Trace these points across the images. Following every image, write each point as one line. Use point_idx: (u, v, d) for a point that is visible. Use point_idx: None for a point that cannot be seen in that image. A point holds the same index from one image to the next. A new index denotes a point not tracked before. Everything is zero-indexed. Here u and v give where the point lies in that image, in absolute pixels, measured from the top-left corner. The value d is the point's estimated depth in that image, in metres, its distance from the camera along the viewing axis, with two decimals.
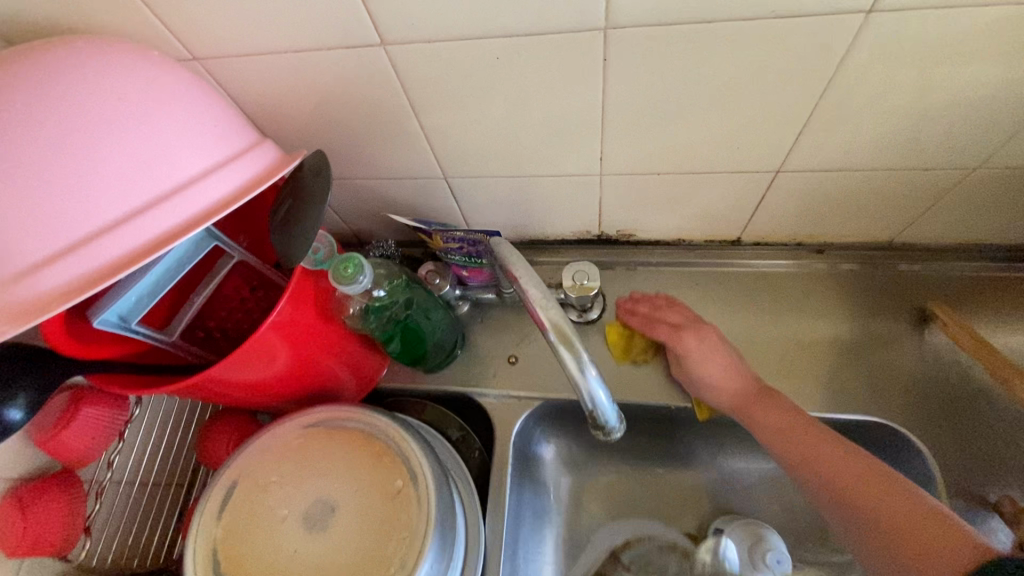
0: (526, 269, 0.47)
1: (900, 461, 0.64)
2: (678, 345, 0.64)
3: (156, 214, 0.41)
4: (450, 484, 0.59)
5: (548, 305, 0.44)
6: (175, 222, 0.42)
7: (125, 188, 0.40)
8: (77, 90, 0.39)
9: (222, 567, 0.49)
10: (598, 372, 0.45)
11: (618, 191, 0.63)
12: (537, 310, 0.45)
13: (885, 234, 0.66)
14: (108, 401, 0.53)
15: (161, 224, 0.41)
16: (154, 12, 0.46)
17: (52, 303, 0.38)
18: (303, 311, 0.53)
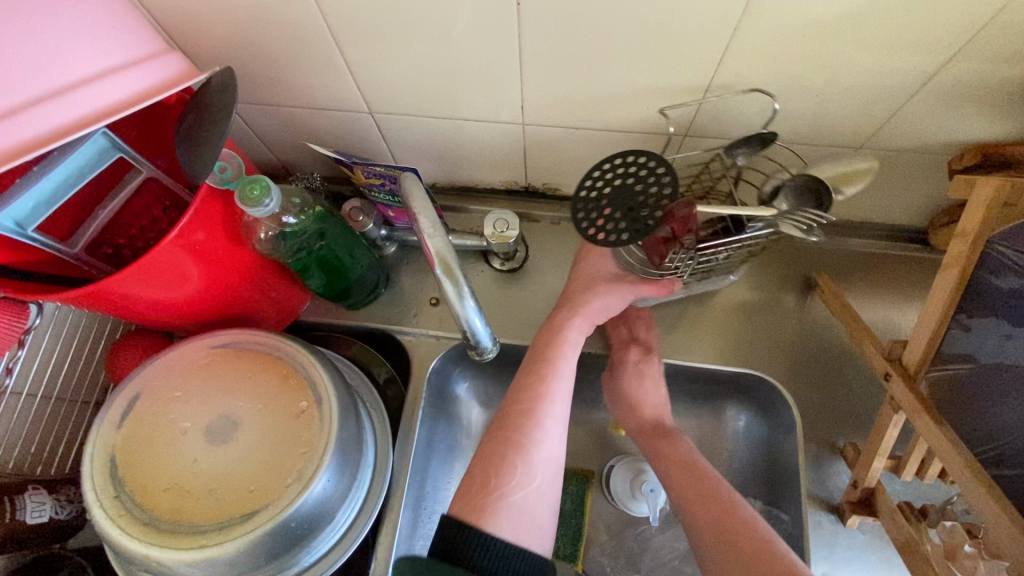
0: (423, 201, 0.48)
1: (772, 410, 0.72)
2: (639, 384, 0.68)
3: (43, 114, 0.40)
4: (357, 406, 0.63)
5: (435, 237, 0.47)
6: (70, 121, 0.42)
7: (5, 82, 0.39)
8: None
9: (120, 471, 0.50)
10: (475, 303, 0.50)
11: (541, 143, 0.65)
12: (425, 241, 0.47)
13: None
14: (5, 309, 0.52)
15: (53, 123, 0.41)
16: None
17: None
18: (210, 231, 0.53)
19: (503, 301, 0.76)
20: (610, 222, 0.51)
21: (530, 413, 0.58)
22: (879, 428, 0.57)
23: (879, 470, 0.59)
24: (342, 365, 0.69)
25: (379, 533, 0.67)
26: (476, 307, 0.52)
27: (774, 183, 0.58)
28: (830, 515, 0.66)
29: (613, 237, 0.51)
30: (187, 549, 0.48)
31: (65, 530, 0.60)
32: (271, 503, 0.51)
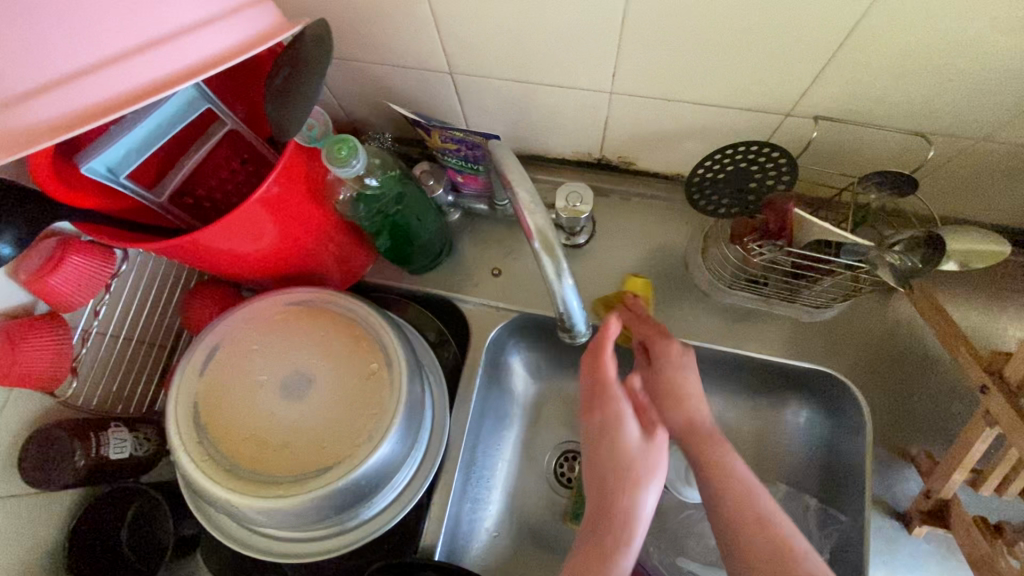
0: (519, 171, 0.46)
1: (837, 408, 0.70)
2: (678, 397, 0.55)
3: (149, 61, 0.40)
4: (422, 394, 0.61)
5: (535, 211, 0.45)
6: (172, 70, 0.41)
7: (113, 26, 0.38)
8: None
9: (203, 417, 0.52)
10: (574, 281, 0.48)
11: (624, 115, 0.62)
12: (526, 215, 0.45)
13: None
14: (94, 253, 0.54)
15: (157, 71, 0.40)
16: None
17: (45, 135, 0.38)
18: (292, 188, 0.53)
19: None
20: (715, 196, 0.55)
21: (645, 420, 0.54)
22: (965, 441, 0.55)
23: (957, 483, 0.57)
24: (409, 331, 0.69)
25: (432, 494, 0.68)
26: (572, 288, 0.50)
27: (915, 234, 0.52)
28: (894, 521, 0.64)
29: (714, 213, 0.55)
30: (267, 497, 0.50)
31: (143, 466, 0.63)
32: (343, 460, 0.52)
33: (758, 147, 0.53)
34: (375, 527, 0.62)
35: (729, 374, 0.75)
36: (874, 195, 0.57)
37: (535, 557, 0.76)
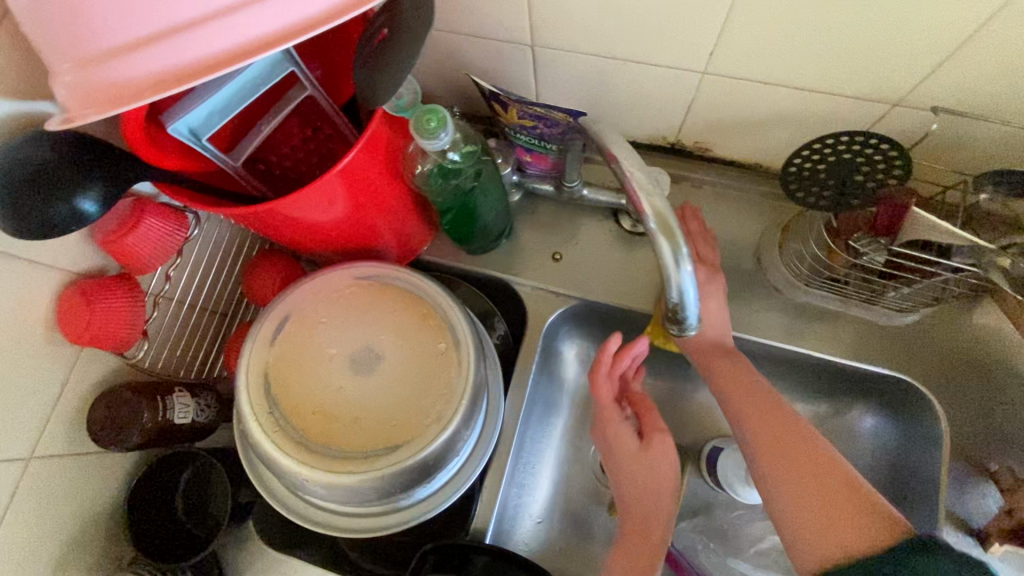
0: (631, 153, 0.45)
1: (908, 416, 0.68)
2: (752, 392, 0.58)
3: (260, 12, 0.36)
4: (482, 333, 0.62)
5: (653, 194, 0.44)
6: (287, 24, 0.36)
7: None
8: None
9: (273, 388, 0.52)
10: (693, 270, 0.46)
11: (713, 97, 0.59)
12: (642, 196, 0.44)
13: None
14: (169, 216, 0.53)
15: (270, 23, 0.36)
16: None
17: (146, 91, 0.36)
18: (372, 159, 0.51)
19: None
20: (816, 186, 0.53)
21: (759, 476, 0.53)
22: None
23: None
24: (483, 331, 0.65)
25: (484, 479, 0.67)
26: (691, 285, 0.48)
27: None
28: (967, 538, 0.62)
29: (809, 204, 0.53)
30: (336, 472, 0.50)
31: (203, 431, 0.63)
32: (412, 440, 0.51)
33: (874, 142, 0.49)
34: (429, 508, 0.61)
35: (793, 374, 0.72)
36: (977, 196, 0.54)
37: (580, 546, 0.76)
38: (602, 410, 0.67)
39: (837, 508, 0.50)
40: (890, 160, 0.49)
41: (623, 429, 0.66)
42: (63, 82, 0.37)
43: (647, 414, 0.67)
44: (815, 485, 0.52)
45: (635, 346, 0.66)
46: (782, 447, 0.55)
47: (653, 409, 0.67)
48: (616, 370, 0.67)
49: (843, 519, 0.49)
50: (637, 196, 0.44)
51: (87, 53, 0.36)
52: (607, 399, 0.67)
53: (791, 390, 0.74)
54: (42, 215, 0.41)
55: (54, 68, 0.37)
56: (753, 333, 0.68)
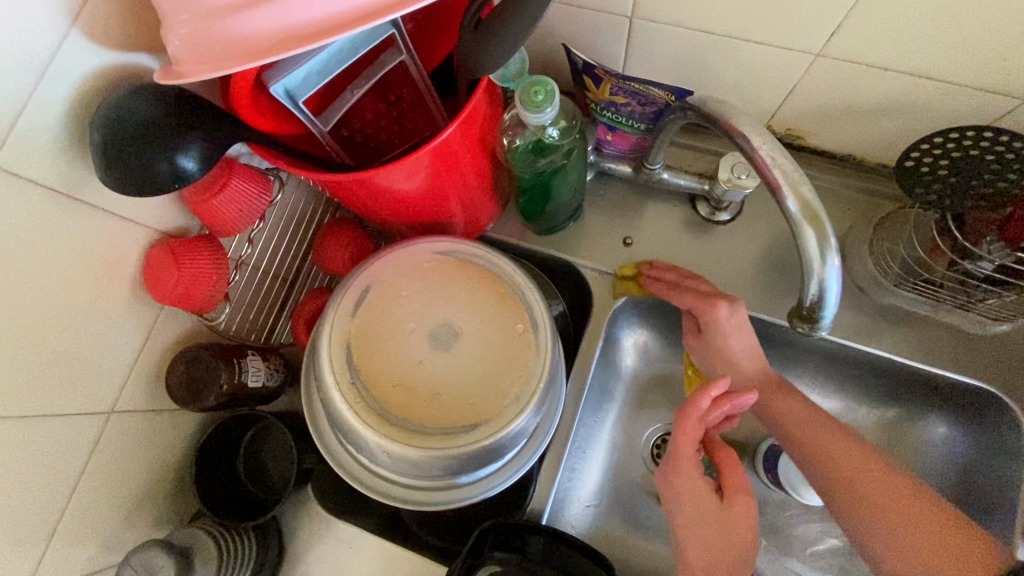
0: (769, 139, 0.46)
1: (989, 431, 0.65)
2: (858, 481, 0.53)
3: None
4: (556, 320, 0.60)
5: (801, 182, 0.45)
6: None
7: None
8: None
9: (353, 358, 0.52)
10: (841, 263, 0.47)
11: (820, 81, 0.55)
12: (779, 181, 0.46)
13: None
14: (255, 179, 0.52)
15: None
16: None
17: (271, 47, 0.35)
18: (466, 130, 0.50)
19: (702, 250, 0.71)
20: (939, 186, 0.50)
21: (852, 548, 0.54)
22: None
23: None
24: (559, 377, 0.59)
25: (543, 461, 0.67)
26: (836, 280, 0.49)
27: None
28: None
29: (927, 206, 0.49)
30: (414, 446, 0.49)
31: (270, 396, 0.64)
32: (489, 420, 0.50)
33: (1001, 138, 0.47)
34: (484, 488, 0.56)
35: (864, 378, 0.70)
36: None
37: (629, 533, 0.76)
38: (677, 459, 0.53)
39: (924, 534, 0.49)
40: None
41: (697, 478, 0.53)
42: (179, 34, 0.36)
43: (727, 464, 0.53)
44: (903, 505, 0.51)
45: (739, 395, 0.54)
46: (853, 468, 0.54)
47: (736, 457, 0.54)
48: (706, 416, 0.54)
49: (940, 548, 0.48)
50: (782, 181, 0.46)
51: (208, 5, 0.35)
52: (688, 444, 0.53)
53: (861, 393, 0.71)
54: (144, 171, 0.41)
55: (170, 18, 0.36)
56: (832, 334, 0.65)
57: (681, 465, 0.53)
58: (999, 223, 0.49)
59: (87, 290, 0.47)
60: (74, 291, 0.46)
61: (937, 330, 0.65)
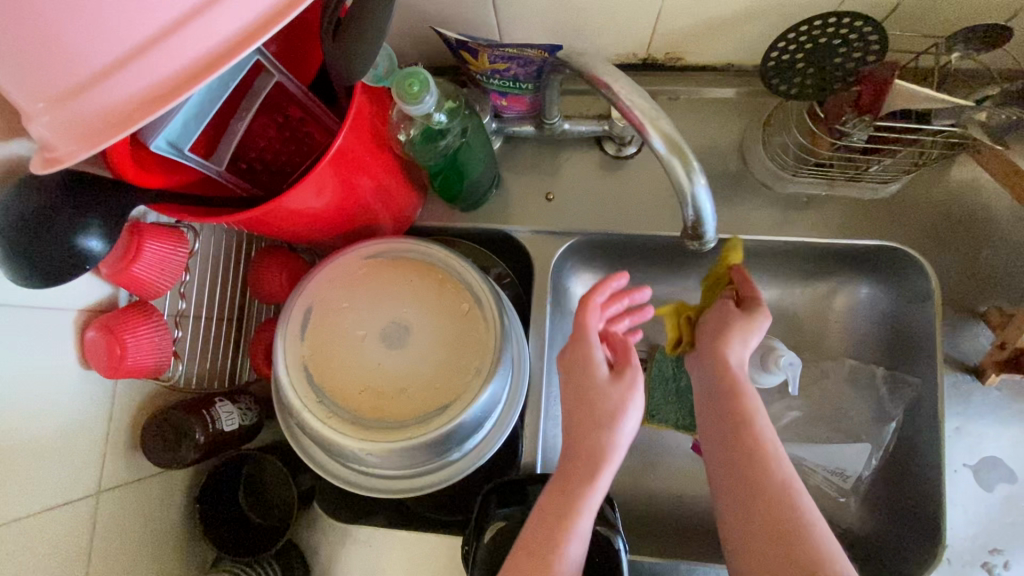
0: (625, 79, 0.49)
1: (902, 279, 0.72)
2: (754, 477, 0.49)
3: (229, 8, 0.36)
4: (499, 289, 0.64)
5: (657, 119, 0.48)
6: (255, 16, 0.36)
7: None
8: None
9: (315, 378, 0.54)
10: (704, 182, 0.51)
11: (682, 2, 0.58)
12: (645, 125, 0.48)
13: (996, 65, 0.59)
14: (167, 235, 0.52)
15: (241, 17, 0.36)
16: None
17: (137, 112, 0.36)
18: (359, 136, 0.51)
19: (619, 186, 0.74)
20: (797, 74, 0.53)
21: (744, 512, 0.49)
22: None
23: None
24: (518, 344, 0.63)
25: (525, 419, 0.71)
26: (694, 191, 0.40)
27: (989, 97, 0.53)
28: (967, 375, 0.66)
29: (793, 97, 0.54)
30: (395, 442, 0.52)
31: (252, 433, 0.65)
32: (457, 398, 0.54)
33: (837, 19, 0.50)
34: (474, 460, 0.59)
35: (782, 262, 0.77)
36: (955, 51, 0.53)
37: None
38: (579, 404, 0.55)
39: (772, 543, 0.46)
40: (859, 28, 0.50)
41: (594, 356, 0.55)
42: (43, 122, 0.36)
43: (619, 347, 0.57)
44: (770, 524, 0.47)
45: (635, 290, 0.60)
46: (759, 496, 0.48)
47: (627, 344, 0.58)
48: (605, 309, 0.59)
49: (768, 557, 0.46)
50: (643, 120, 0.48)
51: (62, 85, 0.35)
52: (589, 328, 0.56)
53: (788, 275, 0.78)
54: (55, 260, 0.41)
55: (26, 107, 0.36)
56: (751, 232, 0.70)
57: (581, 340, 0.56)
58: (853, 99, 0.54)
59: (33, 388, 0.47)
60: (22, 392, 0.46)
61: (841, 204, 0.70)
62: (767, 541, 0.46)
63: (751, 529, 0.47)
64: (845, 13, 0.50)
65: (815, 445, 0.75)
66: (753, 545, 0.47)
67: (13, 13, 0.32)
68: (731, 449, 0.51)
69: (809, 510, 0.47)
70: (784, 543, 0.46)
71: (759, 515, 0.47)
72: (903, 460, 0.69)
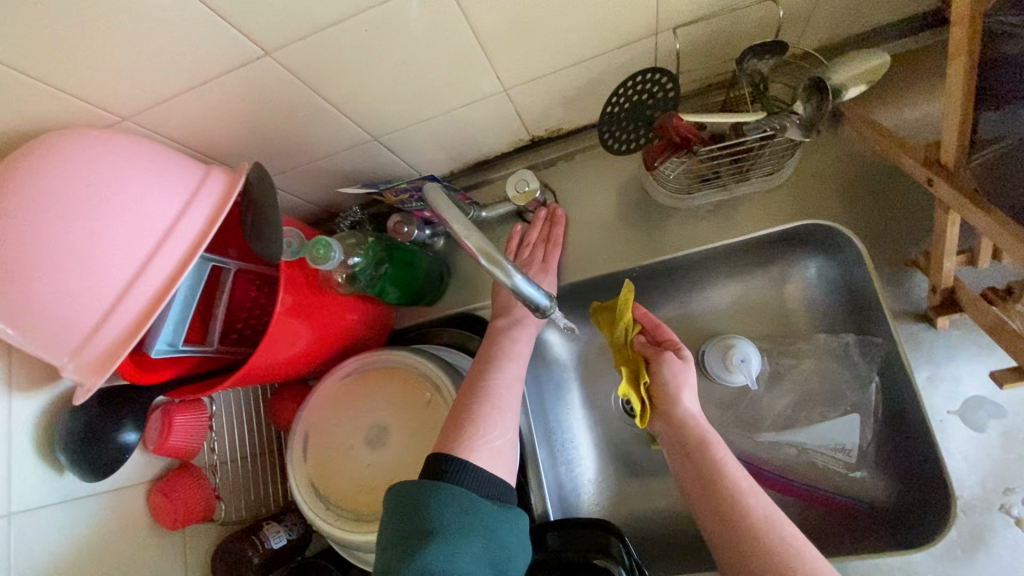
0: (447, 204, 0.49)
1: (834, 249, 0.74)
2: (730, 507, 0.55)
3: (167, 254, 0.51)
4: (460, 368, 0.74)
5: (472, 234, 0.48)
6: (184, 252, 0.52)
7: (133, 245, 0.50)
8: (70, 185, 0.49)
9: (321, 489, 0.65)
10: (522, 276, 0.50)
11: (527, 97, 0.69)
12: (463, 241, 0.47)
13: (821, 39, 0.64)
14: (189, 408, 0.67)
15: (175, 255, 0.52)
16: (91, 102, 0.54)
17: (124, 343, 0.51)
18: (300, 293, 0.64)
19: None
20: (629, 132, 0.62)
21: (732, 542, 0.53)
22: (942, 230, 0.58)
23: (953, 268, 0.60)
24: None
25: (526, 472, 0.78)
26: (525, 278, 0.52)
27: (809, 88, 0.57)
28: (922, 324, 0.67)
29: (633, 148, 0.62)
30: None
31: (302, 544, 0.77)
32: None
33: (638, 78, 0.59)
34: None
35: (726, 263, 0.80)
36: (760, 64, 0.60)
37: (638, 484, 0.85)
38: None
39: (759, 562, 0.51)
40: (658, 81, 0.58)
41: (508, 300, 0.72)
42: (67, 367, 0.52)
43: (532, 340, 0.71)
44: (754, 546, 0.52)
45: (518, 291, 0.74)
46: (734, 524, 0.54)
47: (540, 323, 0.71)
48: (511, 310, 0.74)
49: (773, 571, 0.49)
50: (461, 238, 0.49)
51: (73, 341, 0.51)
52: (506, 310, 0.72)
53: (737, 273, 0.81)
54: (104, 457, 0.57)
55: (56, 360, 0.52)
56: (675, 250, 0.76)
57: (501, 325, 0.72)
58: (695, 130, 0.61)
59: (118, 552, 0.62)
60: (111, 558, 0.61)
61: (748, 198, 0.75)
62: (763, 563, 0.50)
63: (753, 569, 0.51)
64: (655, 69, 0.58)
65: (812, 427, 0.77)
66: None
67: (35, 306, 0.49)
68: (716, 501, 0.56)
69: (799, 542, 0.51)
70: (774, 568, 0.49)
71: (744, 543, 0.52)
72: (901, 420, 0.69)
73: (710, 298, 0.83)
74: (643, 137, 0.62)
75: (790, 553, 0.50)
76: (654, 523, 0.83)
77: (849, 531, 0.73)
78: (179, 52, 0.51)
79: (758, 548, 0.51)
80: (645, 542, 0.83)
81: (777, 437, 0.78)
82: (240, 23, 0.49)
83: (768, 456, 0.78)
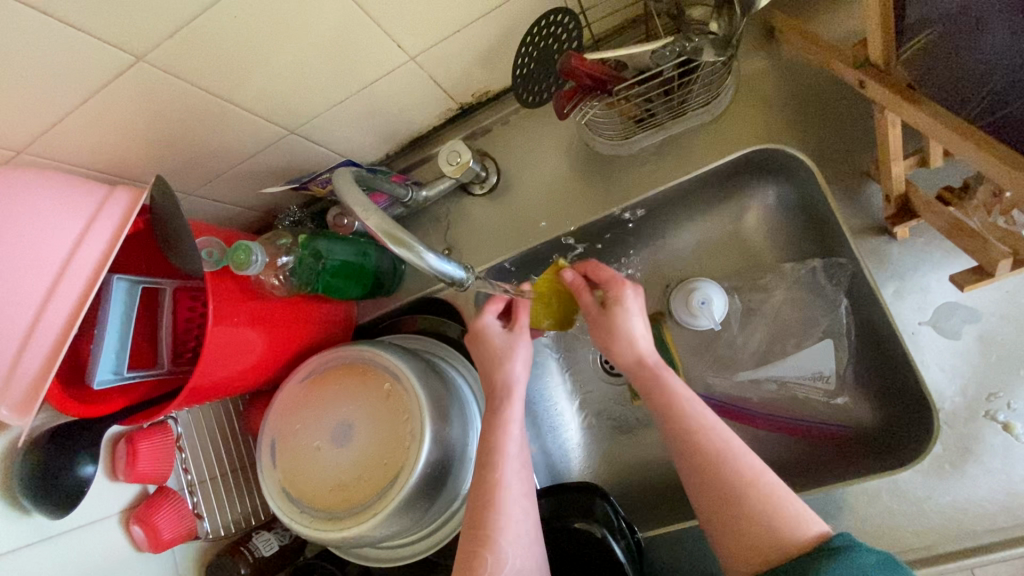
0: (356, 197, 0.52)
1: (787, 172, 0.70)
2: (704, 460, 0.51)
3: (69, 282, 0.51)
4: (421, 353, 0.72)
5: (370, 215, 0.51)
6: (88, 277, 0.51)
7: (32, 280, 0.49)
8: None
9: (295, 493, 0.65)
10: (435, 254, 0.52)
11: (439, 63, 0.65)
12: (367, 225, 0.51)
13: None
14: (152, 432, 0.67)
15: (78, 282, 0.51)
16: None
17: (42, 378, 0.49)
18: (232, 301, 0.62)
19: (501, 212, 0.80)
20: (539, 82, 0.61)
21: (704, 495, 0.51)
22: (885, 133, 0.54)
23: (904, 173, 0.57)
24: (456, 389, 0.71)
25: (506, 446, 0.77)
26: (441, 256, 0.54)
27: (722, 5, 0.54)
28: (884, 237, 0.64)
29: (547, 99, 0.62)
30: (363, 523, 0.61)
31: (296, 548, 0.78)
32: (402, 464, 0.62)
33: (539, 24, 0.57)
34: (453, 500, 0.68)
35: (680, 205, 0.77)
36: None
37: (625, 442, 0.84)
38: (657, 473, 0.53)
39: (736, 520, 0.48)
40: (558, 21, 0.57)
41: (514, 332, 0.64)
42: None
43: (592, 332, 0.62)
44: (732, 506, 0.49)
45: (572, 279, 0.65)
46: (709, 483, 0.50)
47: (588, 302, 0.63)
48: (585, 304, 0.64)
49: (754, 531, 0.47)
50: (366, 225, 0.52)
51: None
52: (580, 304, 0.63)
53: (694, 213, 0.78)
54: (66, 492, 0.58)
55: None
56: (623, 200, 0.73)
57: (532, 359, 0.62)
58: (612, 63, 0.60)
59: None
60: None
61: (691, 134, 0.71)
62: (739, 522, 0.48)
63: (732, 523, 0.49)
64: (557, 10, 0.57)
65: (789, 359, 0.75)
66: (730, 533, 0.49)
67: None
68: (696, 461, 0.52)
69: (764, 477, 0.49)
70: (752, 531, 0.47)
71: (718, 503, 0.50)
72: (878, 339, 0.66)
73: (670, 244, 0.80)
74: (553, 85, 0.61)
75: (769, 508, 0.47)
76: (645, 478, 0.82)
77: (838, 459, 0.71)
78: (48, 74, 0.48)
79: (732, 505, 0.49)
80: (638, 498, 0.82)
81: (755, 374, 0.76)
82: (101, 32, 0.46)
83: (748, 395, 0.77)
